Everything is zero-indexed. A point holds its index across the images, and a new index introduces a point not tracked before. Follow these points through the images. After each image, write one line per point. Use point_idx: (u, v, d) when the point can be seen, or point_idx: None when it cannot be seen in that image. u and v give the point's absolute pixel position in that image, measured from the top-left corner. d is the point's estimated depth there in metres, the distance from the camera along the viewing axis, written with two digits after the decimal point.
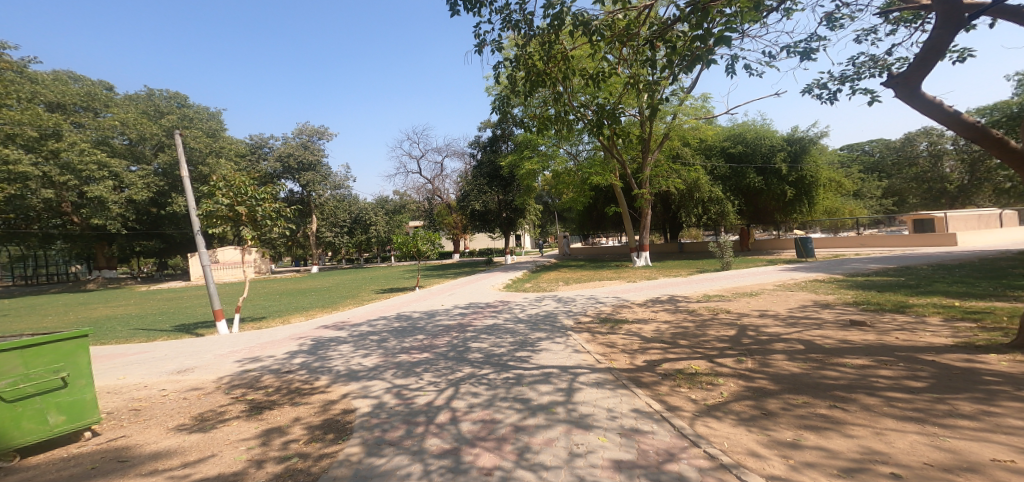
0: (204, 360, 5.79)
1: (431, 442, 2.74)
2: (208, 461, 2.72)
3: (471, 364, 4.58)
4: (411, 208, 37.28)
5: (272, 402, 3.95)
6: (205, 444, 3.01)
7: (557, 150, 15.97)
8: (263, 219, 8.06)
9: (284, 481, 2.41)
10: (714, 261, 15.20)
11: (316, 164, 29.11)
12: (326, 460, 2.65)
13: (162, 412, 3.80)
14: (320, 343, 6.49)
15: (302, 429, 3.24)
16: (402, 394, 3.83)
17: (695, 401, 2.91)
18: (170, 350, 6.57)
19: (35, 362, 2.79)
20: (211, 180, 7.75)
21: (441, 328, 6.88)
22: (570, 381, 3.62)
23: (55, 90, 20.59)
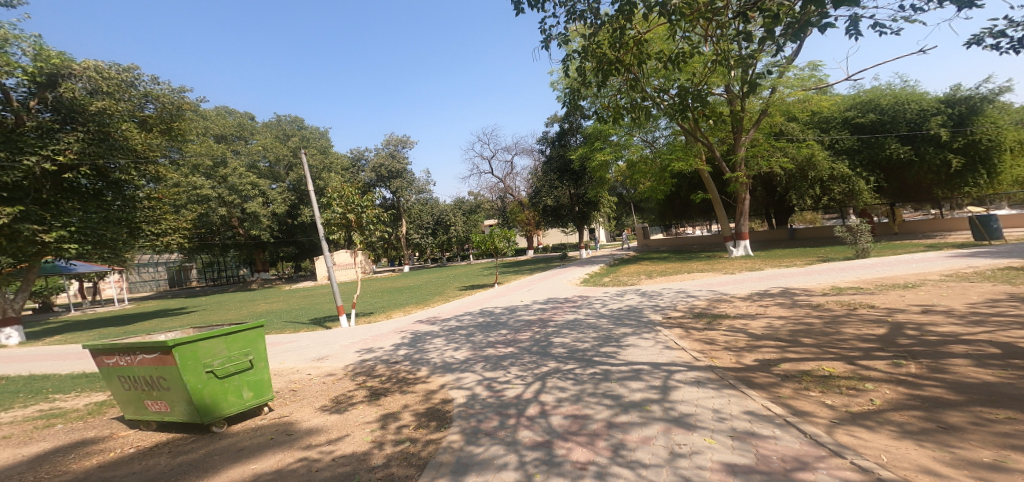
0: (334, 350, 6.53)
1: (523, 434, 2.79)
2: (344, 439, 3.05)
3: (556, 359, 4.58)
4: (487, 207, 38.39)
5: (385, 389, 4.32)
6: (341, 424, 3.38)
7: (630, 138, 15.27)
8: (369, 224, 8.85)
9: (401, 462, 2.62)
10: (839, 248, 13.67)
11: (403, 172, 31.13)
12: (432, 446, 2.83)
13: (311, 393, 4.35)
14: (418, 337, 6.95)
15: (410, 416, 3.51)
16: (492, 387, 3.94)
17: (832, 407, 2.61)
18: (310, 340, 7.52)
19: (233, 347, 3.35)
20: (327, 193, 8.71)
21: (522, 323, 6.98)
22: (664, 379, 3.46)
23: (218, 124, 24.98)
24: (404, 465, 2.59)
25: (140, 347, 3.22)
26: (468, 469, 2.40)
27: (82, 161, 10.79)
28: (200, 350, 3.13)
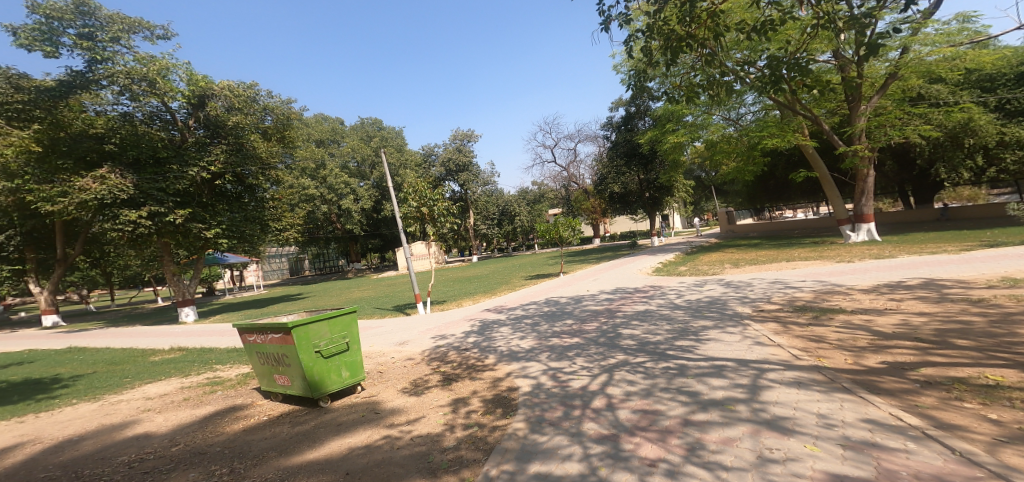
0: (412, 335, 6.93)
1: (589, 426, 2.73)
2: (421, 420, 3.22)
3: (625, 351, 4.43)
4: (552, 196, 38.31)
5: (456, 375, 4.49)
6: (419, 406, 3.57)
7: (709, 117, 14.31)
8: (440, 216, 9.22)
9: (468, 445, 2.72)
10: (1012, 231, 11.48)
11: (469, 164, 31.77)
12: (497, 432, 2.90)
13: (395, 376, 4.64)
14: (486, 324, 7.13)
15: (478, 401, 3.61)
16: (557, 378, 3.90)
17: (998, 423, 2.24)
18: (393, 325, 8.10)
19: (334, 330, 3.83)
20: (404, 189, 9.22)
21: (589, 313, 6.87)
22: (754, 378, 3.21)
23: (315, 129, 28.15)
24: (468, 448, 2.69)
25: (268, 327, 3.79)
26: (531, 457, 2.43)
27: (226, 169, 13.16)
28: (308, 332, 3.62)
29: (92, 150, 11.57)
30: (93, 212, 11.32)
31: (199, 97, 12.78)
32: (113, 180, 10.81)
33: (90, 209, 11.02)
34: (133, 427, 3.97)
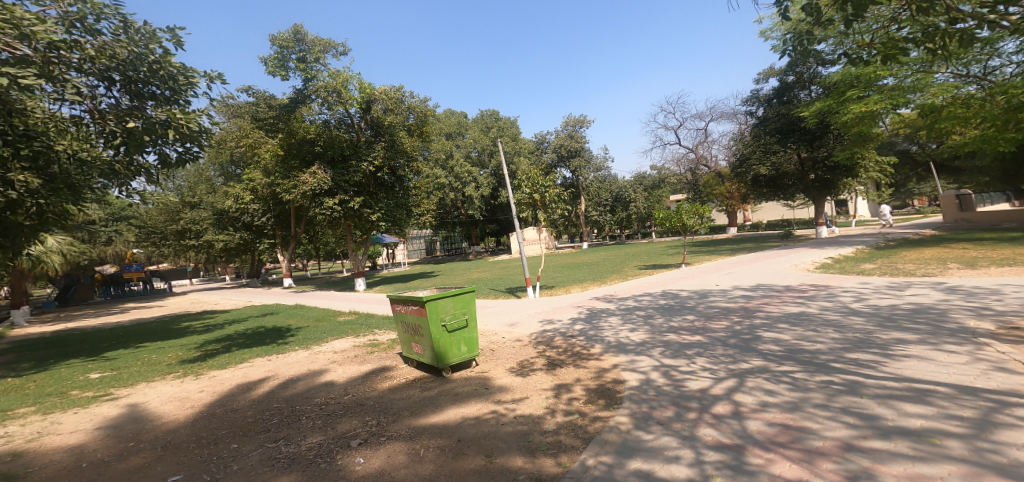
0: (520, 317, 7.39)
1: (706, 432, 2.66)
2: (525, 401, 3.78)
3: (763, 357, 4.04)
4: (673, 181, 36.21)
5: (561, 362, 4.72)
6: (524, 387, 4.15)
7: (930, 76, 11.92)
8: (551, 202, 9.35)
9: (570, 432, 3.05)
10: None
11: (581, 150, 31.33)
12: (599, 424, 3.07)
13: (505, 355, 5.45)
14: (594, 312, 7.16)
15: (581, 390, 3.78)
16: (672, 375, 3.77)
17: None
18: (506, 306, 8.76)
19: (456, 308, 5.00)
20: (516, 176, 9.54)
21: (716, 310, 6.40)
22: (983, 412, 2.60)
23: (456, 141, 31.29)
24: (571, 436, 2.99)
25: (410, 301, 5.14)
26: (633, 453, 2.54)
27: (383, 163, 21.57)
28: (438, 307, 4.84)
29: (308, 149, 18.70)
30: (311, 198, 20.77)
31: (366, 103, 21.23)
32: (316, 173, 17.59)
33: (310, 196, 20.50)
34: (323, 375, 6.31)
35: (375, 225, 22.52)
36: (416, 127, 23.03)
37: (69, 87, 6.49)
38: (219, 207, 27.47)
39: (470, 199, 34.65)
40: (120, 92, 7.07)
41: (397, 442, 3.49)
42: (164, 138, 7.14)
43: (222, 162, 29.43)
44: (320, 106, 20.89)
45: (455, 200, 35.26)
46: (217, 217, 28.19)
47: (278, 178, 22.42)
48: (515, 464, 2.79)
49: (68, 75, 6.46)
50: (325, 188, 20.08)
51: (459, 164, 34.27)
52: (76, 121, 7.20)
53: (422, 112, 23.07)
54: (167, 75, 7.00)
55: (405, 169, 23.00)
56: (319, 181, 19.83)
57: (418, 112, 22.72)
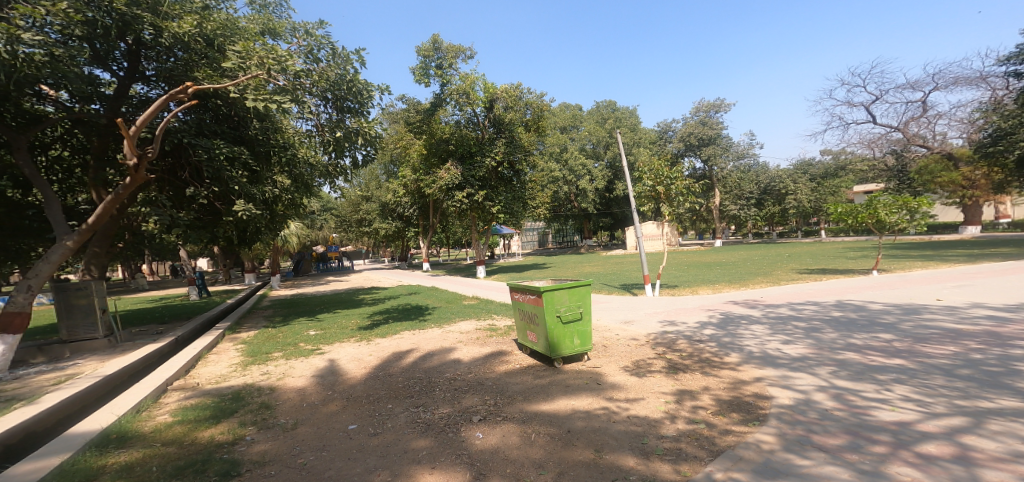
0: (638, 315, 7.19)
1: (900, 471, 2.29)
2: (640, 402, 3.66)
3: (1015, 397, 3.22)
4: (854, 169, 31.84)
5: (685, 366, 4.52)
6: (639, 387, 4.03)
7: None
8: (676, 195, 8.85)
9: (692, 440, 2.88)
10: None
11: (716, 137, 29.08)
12: (733, 437, 2.86)
13: (618, 352, 5.36)
14: (729, 318, 6.62)
15: (710, 399, 3.58)
16: (849, 401, 3.31)
17: None
18: (619, 303, 8.60)
19: (571, 300, 5.05)
20: (637, 168, 9.23)
21: (928, 332, 5.30)
22: None
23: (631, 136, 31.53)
24: (694, 444, 2.82)
25: (528, 290, 5.38)
26: (781, 477, 2.33)
27: (504, 158, 23.07)
28: (554, 297, 4.95)
29: (443, 149, 23.44)
30: (445, 191, 23.19)
31: (489, 102, 22.62)
32: (450, 171, 22.08)
33: (445, 189, 22.93)
34: (453, 352, 7.38)
35: (495, 217, 23.90)
36: (533, 123, 23.67)
37: (307, 106, 9.93)
38: (383, 201, 34.59)
39: (584, 193, 34.38)
40: (331, 108, 10.54)
41: (516, 425, 3.64)
42: (354, 142, 10.77)
43: (387, 164, 34.15)
44: (454, 107, 22.92)
45: (566, 194, 35.52)
46: (381, 208, 35.35)
47: (421, 174, 25.40)
48: (626, 463, 2.70)
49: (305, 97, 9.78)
50: (456, 183, 22.39)
51: (573, 156, 34.38)
52: (308, 134, 11.42)
53: (538, 108, 23.52)
54: (357, 91, 10.18)
55: (521, 165, 23.94)
56: (452, 176, 22.22)
57: (535, 109, 23.37)
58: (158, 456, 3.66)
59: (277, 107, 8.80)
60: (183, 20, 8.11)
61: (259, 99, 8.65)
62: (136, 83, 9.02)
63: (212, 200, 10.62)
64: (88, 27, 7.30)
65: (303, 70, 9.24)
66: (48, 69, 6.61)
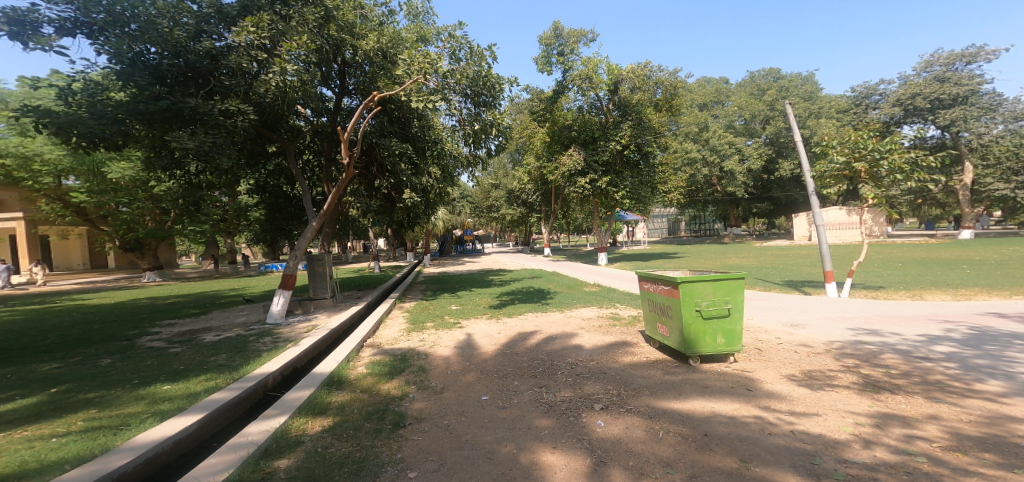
0: (818, 321, 7.81)
1: None
2: (817, 419, 4.01)
3: None
4: None
5: (894, 387, 4.70)
6: (812, 402, 4.41)
7: None
8: (887, 173, 8.82)
9: (900, 471, 3.06)
10: None
11: (959, 96, 25.75)
12: (970, 476, 2.95)
13: (778, 358, 5.95)
14: (967, 337, 6.32)
15: (935, 431, 3.65)
16: None
17: None
18: (798, 306, 9.22)
19: (715, 295, 5.56)
20: (827, 142, 9.43)
21: None
22: None
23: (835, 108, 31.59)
24: (903, 475, 3.01)
25: (665, 282, 6.04)
26: None
27: (631, 141, 22.27)
28: (695, 290, 5.55)
29: (565, 136, 23.69)
30: (567, 178, 23.36)
31: (614, 84, 21.93)
32: (574, 157, 22.12)
33: (568, 176, 23.09)
34: (573, 338, 9.00)
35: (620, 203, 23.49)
36: (662, 103, 22.84)
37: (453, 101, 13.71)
38: (509, 188, 36.38)
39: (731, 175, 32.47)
40: (472, 104, 14.36)
41: (623, 415, 4.67)
42: (489, 133, 14.62)
43: (514, 152, 35.53)
44: (575, 93, 22.85)
45: (707, 177, 34.07)
46: (507, 195, 37.21)
47: (544, 161, 26.09)
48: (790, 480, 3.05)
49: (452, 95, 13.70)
50: (579, 169, 22.32)
51: (720, 135, 32.90)
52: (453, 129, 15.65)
53: (671, 86, 22.50)
54: (491, 85, 13.68)
55: (654, 145, 22.87)
56: (575, 162, 22.14)
57: (665, 87, 22.38)
58: (357, 401, 5.97)
59: (432, 103, 12.89)
60: (368, 38, 13.11)
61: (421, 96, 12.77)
62: (344, 95, 14.81)
63: (389, 189, 17.30)
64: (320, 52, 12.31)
65: (449, 71, 13.19)
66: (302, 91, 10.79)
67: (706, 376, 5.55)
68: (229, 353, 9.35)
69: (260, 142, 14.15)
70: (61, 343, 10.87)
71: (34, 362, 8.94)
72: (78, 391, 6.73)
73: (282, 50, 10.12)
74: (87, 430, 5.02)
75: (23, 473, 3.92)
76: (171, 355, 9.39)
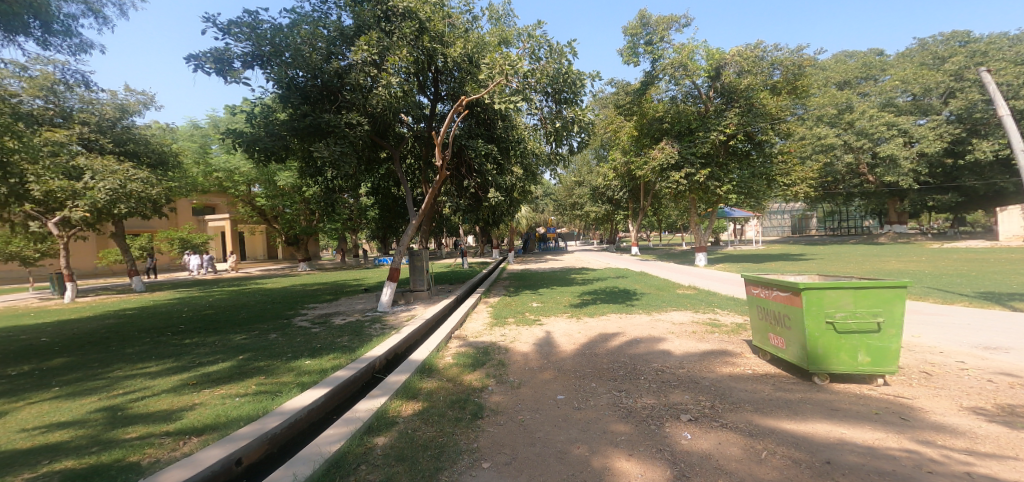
0: (1015, 344, 6.67)
1: None
2: (1009, 461, 3.47)
3: None
4: None
5: None
6: (997, 440, 3.83)
7: None
8: None
9: None
10: None
11: None
12: None
13: (949, 385, 5.24)
14: None
15: None
16: None
17: None
18: (981, 324, 7.98)
19: (859, 303, 4.73)
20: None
21: None
22: None
23: None
24: None
25: (782, 287, 5.32)
26: None
27: (738, 129, 20.16)
28: (828, 298, 4.79)
29: (656, 129, 22.41)
30: (659, 173, 21.87)
31: (715, 70, 20.36)
32: (668, 151, 20.66)
33: (659, 171, 21.64)
34: (662, 343, 8.61)
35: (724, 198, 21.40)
36: (781, 85, 21.16)
37: (535, 101, 14.03)
38: (593, 185, 35.70)
39: (892, 162, 28.23)
40: (552, 102, 14.56)
41: (716, 430, 4.52)
42: (570, 129, 14.63)
43: (598, 149, 34.89)
44: (667, 83, 21.47)
45: (854, 165, 30.44)
46: (592, 192, 36.65)
47: (632, 156, 25.06)
48: None
49: (533, 94, 13.83)
50: (672, 162, 20.73)
51: (872, 116, 29.00)
52: (535, 127, 15.71)
53: (796, 65, 20.86)
54: (572, 81, 13.88)
55: (771, 132, 20.51)
56: (667, 155, 20.75)
57: (788, 68, 20.79)
58: (442, 389, 6.56)
59: (514, 104, 13.04)
60: (455, 45, 13.87)
61: (503, 101, 12.99)
62: (438, 101, 15.85)
63: (477, 189, 18.08)
64: (417, 64, 13.51)
65: (530, 71, 13.17)
66: (401, 101, 12.84)
67: (820, 398, 4.90)
68: (350, 336, 10.76)
69: (374, 149, 16.25)
70: (245, 318, 14.06)
71: (228, 334, 11.58)
72: (254, 360, 8.77)
73: (387, 65, 12.38)
74: (257, 393, 6.60)
75: (217, 425, 5.25)
76: (313, 333, 11.24)
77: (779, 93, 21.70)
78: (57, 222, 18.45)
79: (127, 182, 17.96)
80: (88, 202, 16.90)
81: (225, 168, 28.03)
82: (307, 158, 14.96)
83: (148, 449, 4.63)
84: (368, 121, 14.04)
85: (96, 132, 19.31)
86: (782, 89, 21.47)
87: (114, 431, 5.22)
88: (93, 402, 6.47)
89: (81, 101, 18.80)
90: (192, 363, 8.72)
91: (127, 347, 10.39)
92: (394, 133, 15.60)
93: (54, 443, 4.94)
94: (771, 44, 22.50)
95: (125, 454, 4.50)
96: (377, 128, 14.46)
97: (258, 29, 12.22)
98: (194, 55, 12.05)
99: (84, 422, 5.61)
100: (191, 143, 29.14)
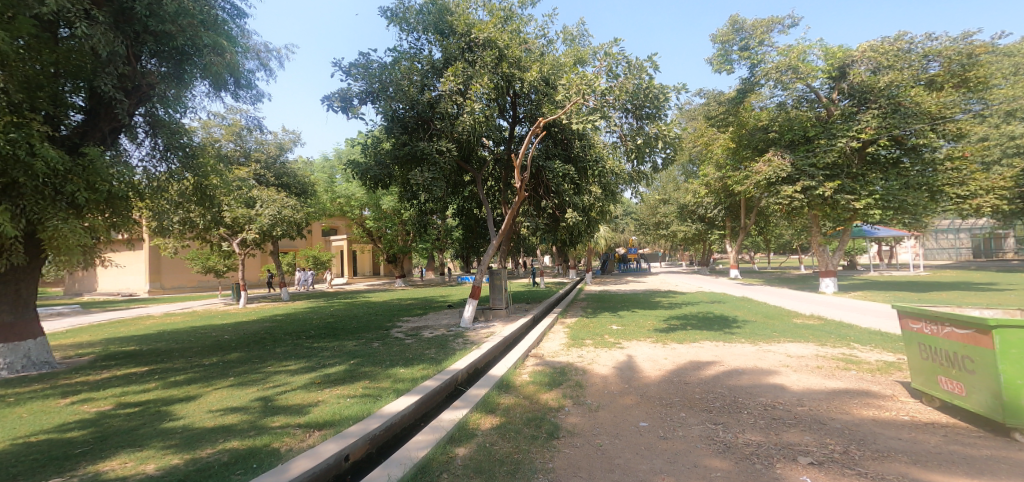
0: None
1: None
2: None
3: None
4: None
5: None
6: None
7: None
8: None
9: None
10: None
11: None
12: None
13: None
14: None
15: None
16: None
17: None
18: None
19: None
20: None
21: None
22: None
23: None
24: None
25: (955, 323, 4.46)
26: None
27: (875, 136, 17.13)
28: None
29: (761, 139, 20.40)
30: (766, 187, 19.60)
31: (840, 70, 18.03)
32: (776, 163, 18.51)
33: (766, 185, 19.36)
34: (771, 376, 7.82)
35: (862, 213, 18.22)
36: (942, 78, 17.84)
37: (615, 117, 13.81)
38: (682, 203, 33.68)
39: None
40: (633, 118, 14.13)
41: (843, 479, 3.99)
42: (655, 145, 14.13)
43: (687, 164, 33.03)
44: (772, 88, 19.39)
45: None
46: (680, 211, 34.54)
47: (728, 170, 23.14)
48: None
49: (611, 110, 13.62)
50: (783, 176, 18.44)
51: None
52: (615, 145, 15.39)
53: (963, 54, 17.57)
54: (653, 96, 13.36)
55: (930, 135, 17.06)
56: (775, 168, 18.53)
57: (951, 58, 17.67)
58: (521, 406, 6.77)
59: (592, 123, 13.03)
60: (532, 69, 14.34)
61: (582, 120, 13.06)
62: (516, 124, 16.45)
63: (555, 209, 18.22)
64: (499, 90, 14.29)
65: (608, 88, 13.11)
66: (483, 127, 13.62)
67: (1003, 457, 4.05)
68: (438, 348, 11.57)
69: (459, 173, 17.42)
70: (356, 328, 15.88)
71: (344, 340, 13.21)
72: (363, 365, 9.88)
73: (472, 93, 13.23)
74: (365, 395, 7.44)
75: (334, 422, 6.04)
76: (408, 344, 12.31)
77: (938, 89, 18.31)
78: (239, 242, 22.53)
79: (282, 209, 21.78)
80: (256, 226, 20.70)
81: (345, 194, 31.94)
82: (406, 184, 16.64)
83: (285, 438, 5.51)
84: (457, 147, 15.03)
85: (265, 168, 23.81)
86: (943, 82, 18.08)
87: (265, 419, 6.32)
88: (252, 392, 7.85)
89: (257, 142, 23.36)
90: (318, 364, 10.11)
91: (277, 347, 12.41)
92: (478, 157, 16.51)
93: (226, 424, 6.12)
94: (921, 35, 19.44)
95: (270, 440, 5.42)
96: (464, 154, 15.50)
97: (370, 68, 14.13)
98: (326, 97, 14.25)
99: (245, 409, 6.85)
100: (322, 174, 33.68)
